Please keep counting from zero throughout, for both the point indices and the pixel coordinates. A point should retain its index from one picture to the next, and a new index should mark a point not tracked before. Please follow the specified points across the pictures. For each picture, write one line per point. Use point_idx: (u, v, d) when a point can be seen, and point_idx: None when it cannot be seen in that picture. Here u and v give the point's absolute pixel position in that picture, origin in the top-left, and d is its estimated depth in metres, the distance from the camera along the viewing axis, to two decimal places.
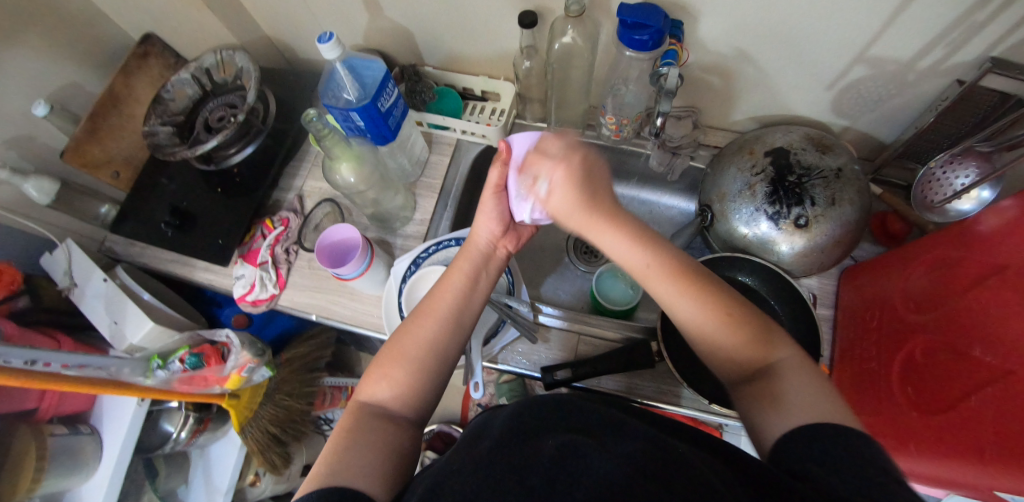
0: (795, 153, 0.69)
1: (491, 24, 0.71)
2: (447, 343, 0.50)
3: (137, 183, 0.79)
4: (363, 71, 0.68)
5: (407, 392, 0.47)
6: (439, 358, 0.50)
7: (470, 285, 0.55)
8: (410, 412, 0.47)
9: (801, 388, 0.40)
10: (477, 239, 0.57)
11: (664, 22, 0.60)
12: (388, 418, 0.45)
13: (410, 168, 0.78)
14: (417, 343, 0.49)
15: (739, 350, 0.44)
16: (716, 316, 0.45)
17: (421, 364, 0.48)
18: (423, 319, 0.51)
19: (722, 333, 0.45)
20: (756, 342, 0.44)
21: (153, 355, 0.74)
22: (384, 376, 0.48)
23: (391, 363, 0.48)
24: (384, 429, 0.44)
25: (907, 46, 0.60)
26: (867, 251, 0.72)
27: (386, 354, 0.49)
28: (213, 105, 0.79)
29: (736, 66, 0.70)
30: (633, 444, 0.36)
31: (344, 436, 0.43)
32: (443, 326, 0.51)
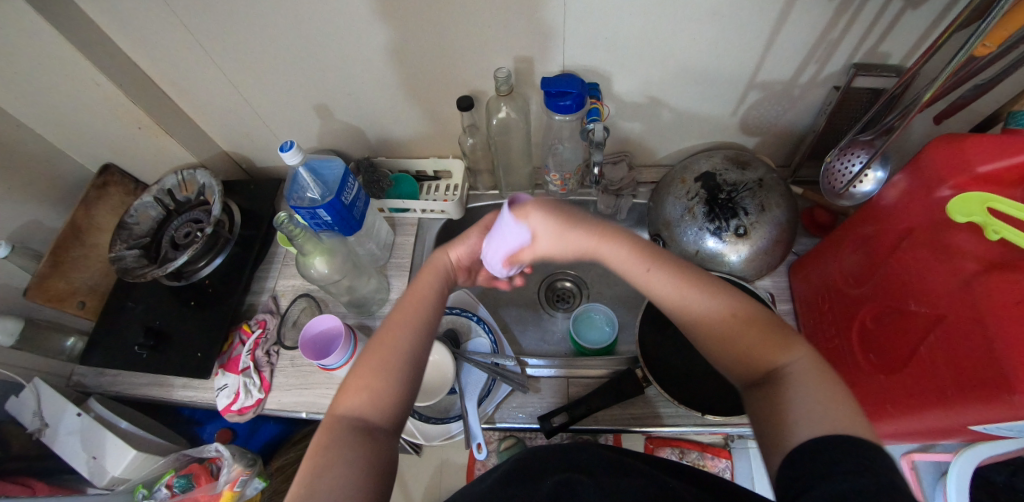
0: (720, 174, 0.78)
1: (433, 111, 0.80)
2: (420, 353, 0.50)
3: (104, 310, 0.79)
4: (323, 171, 0.74)
5: (384, 402, 0.46)
6: (414, 368, 0.49)
7: (437, 294, 0.55)
8: (385, 423, 0.46)
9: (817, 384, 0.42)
10: (443, 255, 0.58)
11: (582, 86, 0.70)
12: (366, 432, 0.45)
13: (379, 252, 0.82)
14: (392, 353, 0.49)
15: (745, 348, 0.45)
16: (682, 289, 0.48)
17: (399, 374, 0.48)
18: (394, 331, 0.51)
19: (735, 331, 0.46)
20: (766, 343, 0.45)
21: (137, 485, 0.73)
22: (362, 387, 0.47)
23: (365, 375, 0.47)
24: (360, 442, 0.44)
25: (786, 68, 0.71)
26: (806, 244, 0.79)
27: (362, 365, 0.48)
28: (178, 223, 0.82)
29: (652, 110, 0.81)
30: (623, 480, 0.41)
31: (321, 454, 0.43)
32: (415, 335, 0.50)
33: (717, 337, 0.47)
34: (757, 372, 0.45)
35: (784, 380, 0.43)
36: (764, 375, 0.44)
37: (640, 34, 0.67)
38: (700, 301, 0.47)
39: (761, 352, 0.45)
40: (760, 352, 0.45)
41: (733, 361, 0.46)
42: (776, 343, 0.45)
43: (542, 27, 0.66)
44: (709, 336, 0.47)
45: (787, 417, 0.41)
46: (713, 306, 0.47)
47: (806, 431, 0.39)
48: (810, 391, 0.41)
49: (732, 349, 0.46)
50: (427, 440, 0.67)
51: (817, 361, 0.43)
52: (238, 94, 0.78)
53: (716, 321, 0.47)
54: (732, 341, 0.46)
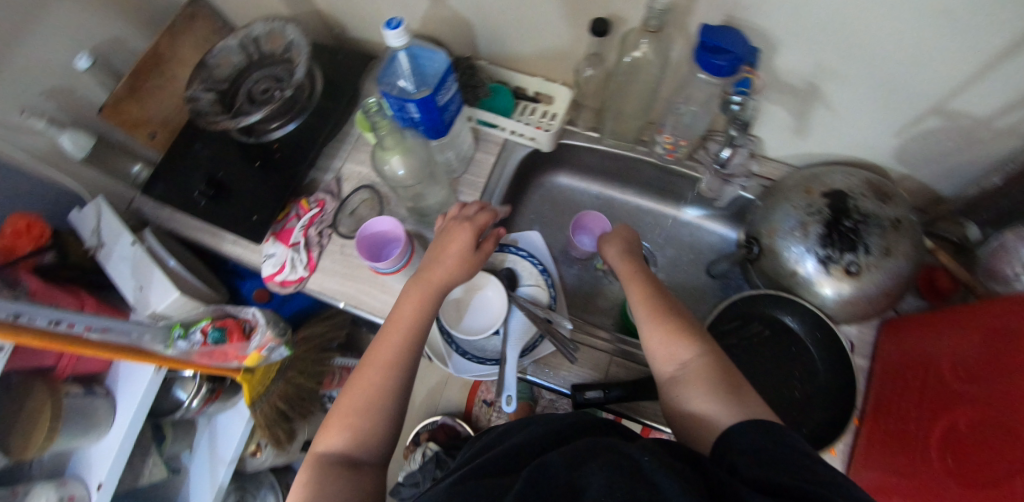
0: (854, 197, 0.68)
1: (557, 27, 0.69)
2: (395, 390, 0.51)
3: (171, 147, 0.76)
4: (423, 61, 0.65)
5: (364, 438, 0.48)
6: (391, 400, 0.50)
7: (421, 324, 0.55)
8: (372, 456, 0.48)
9: (731, 381, 0.49)
10: (426, 272, 0.57)
11: (746, 48, 0.58)
12: (351, 464, 0.47)
13: (456, 163, 0.76)
14: (364, 391, 0.50)
15: (669, 348, 0.53)
16: (657, 308, 0.57)
17: (377, 406, 0.49)
18: (369, 371, 0.52)
19: (670, 334, 0.53)
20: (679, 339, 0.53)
21: (175, 324, 0.72)
22: (341, 426, 0.49)
23: (344, 414, 0.49)
24: (346, 475, 0.46)
25: (986, 103, 0.57)
26: (910, 305, 0.71)
27: (337, 411, 0.50)
28: (257, 76, 0.76)
29: (804, 100, 0.68)
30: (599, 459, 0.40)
31: (305, 488, 0.45)
32: (386, 373, 0.51)
33: (660, 332, 0.54)
34: (670, 362, 0.52)
35: (691, 370, 0.50)
36: (679, 370, 0.51)
37: (837, 9, 0.54)
38: (660, 316, 0.56)
39: (676, 345, 0.52)
40: (686, 353, 0.52)
41: (655, 351, 0.54)
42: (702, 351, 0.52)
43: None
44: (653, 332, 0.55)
45: (722, 393, 0.47)
46: (670, 316, 0.56)
47: (718, 414, 0.46)
48: (703, 385, 0.48)
49: (668, 349, 0.53)
50: (459, 371, 0.65)
51: (707, 364, 0.50)
52: None
53: (658, 327, 0.55)
54: (672, 342, 0.53)
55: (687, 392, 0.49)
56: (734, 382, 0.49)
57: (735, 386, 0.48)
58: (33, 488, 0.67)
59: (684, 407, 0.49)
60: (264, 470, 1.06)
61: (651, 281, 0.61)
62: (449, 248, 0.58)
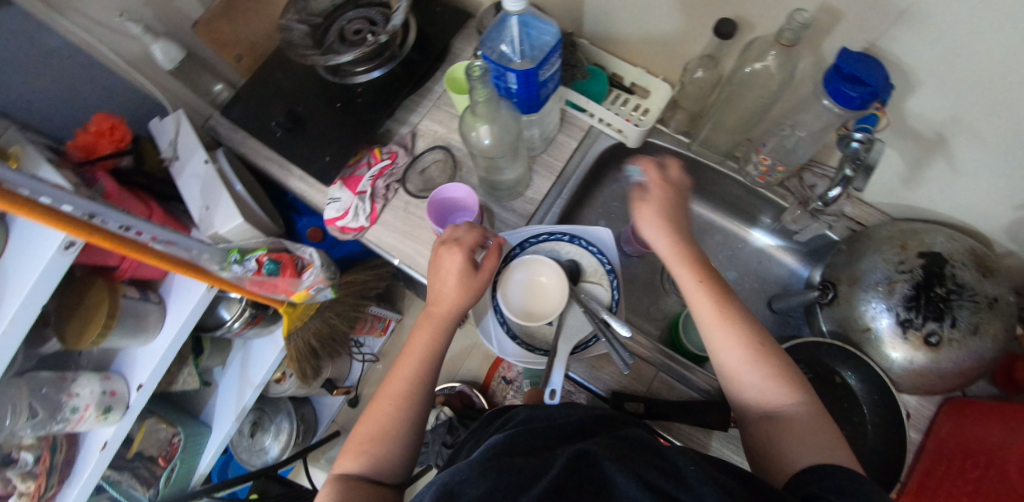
0: (953, 265, 0.63)
1: (675, 19, 0.64)
2: (409, 420, 0.51)
3: (255, 72, 0.76)
4: (532, 32, 0.61)
5: (383, 464, 0.48)
6: (409, 425, 0.50)
7: (432, 356, 0.54)
8: (392, 480, 0.48)
9: (807, 428, 0.44)
10: (433, 303, 0.55)
11: (885, 84, 0.53)
12: (371, 488, 0.47)
13: (538, 142, 0.73)
14: (379, 421, 0.50)
15: (761, 387, 0.47)
16: (721, 320, 0.50)
17: (394, 433, 0.50)
18: (383, 401, 0.52)
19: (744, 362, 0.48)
20: (776, 379, 0.47)
21: (233, 249, 0.72)
22: (359, 453, 0.49)
23: (362, 441, 0.49)
24: (371, 500, 0.46)
25: None
26: (980, 389, 0.67)
27: (353, 440, 0.50)
28: (352, 15, 0.74)
29: (924, 150, 0.63)
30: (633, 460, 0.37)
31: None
32: (401, 404, 0.51)
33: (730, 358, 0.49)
34: (767, 403, 0.47)
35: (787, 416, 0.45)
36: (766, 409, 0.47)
37: (1001, 62, 0.48)
38: (727, 338, 0.49)
39: (774, 388, 0.47)
40: (766, 389, 0.47)
41: (751, 391, 0.48)
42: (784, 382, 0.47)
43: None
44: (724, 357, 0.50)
45: (798, 445, 0.43)
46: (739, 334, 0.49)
47: (806, 459, 0.42)
48: (801, 435, 0.44)
49: (746, 381, 0.48)
50: (504, 354, 0.65)
51: (806, 407, 0.46)
52: None
53: (731, 352, 0.49)
54: (749, 372, 0.48)
55: (773, 434, 0.45)
56: (830, 429, 0.45)
57: (829, 432, 0.44)
58: (81, 374, 0.70)
59: (774, 447, 0.45)
60: (284, 398, 1.11)
61: (709, 281, 0.52)
62: (445, 286, 0.55)
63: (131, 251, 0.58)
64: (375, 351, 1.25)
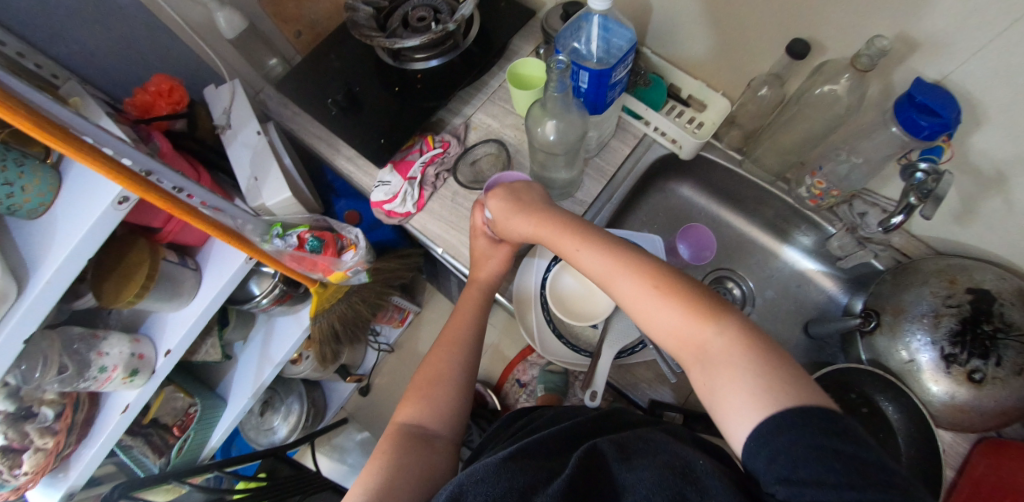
0: (1001, 303, 0.63)
1: (745, 34, 0.64)
2: (460, 370, 0.60)
3: (314, 50, 0.76)
4: (607, 36, 0.60)
5: (436, 415, 0.56)
6: (456, 386, 0.59)
7: (480, 315, 0.65)
8: (444, 432, 0.56)
9: (732, 366, 0.38)
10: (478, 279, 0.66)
11: (957, 118, 0.53)
12: (425, 437, 0.54)
13: (592, 145, 0.73)
14: (435, 371, 0.60)
15: (679, 328, 0.42)
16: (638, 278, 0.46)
17: (445, 389, 0.58)
18: (436, 358, 0.61)
19: (659, 307, 0.44)
20: (689, 315, 0.42)
21: (276, 223, 0.72)
22: (415, 402, 0.58)
23: (416, 395, 0.58)
24: (421, 446, 0.53)
25: None
26: (1019, 431, 0.66)
27: (412, 392, 0.59)
28: (417, 2, 0.75)
29: (981, 187, 0.63)
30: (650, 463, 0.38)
31: (386, 453, 0.52)
32: (455, 355, 0.61)
33: (643, 311, 0.45)
34: (689, 346, 0.42)
35: (715, 359, 0.39)
36: (697, 356, 0.41)
37: None
38: (639, 288, 0.45)
39: (694, 326, 0.41)
40: (681, 331, 0.42)
41: (670, 338, 0.43)
42: (693, 315, 0.42)
43: (977, 15, 0.48)
44: (638, 312, 0.46)
45: (739, 391, 0.37)
46: (633, 279, 0.46)
47: (739, 422, 0.36)
48: (731, 375, 0.38)
49: (658, 326, 0.44)
50: (544, 351, 0.65)
51: (733, 339, 0.39)
52: None
53: (650, 309, 0.44)
54: (659, 318, 0.44)
55: (712, 384, 0.39)
56: (773, 357, 0.38)
57: (786, 369, 0.37)
58: (112, 333, 0.70)
59: (713, 403, 0.39)
60: (298, 379, 1.10)
61: (600, 243, 0.50)
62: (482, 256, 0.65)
63: (180, 213, 0.57)
64: (392, 342, 1.24)
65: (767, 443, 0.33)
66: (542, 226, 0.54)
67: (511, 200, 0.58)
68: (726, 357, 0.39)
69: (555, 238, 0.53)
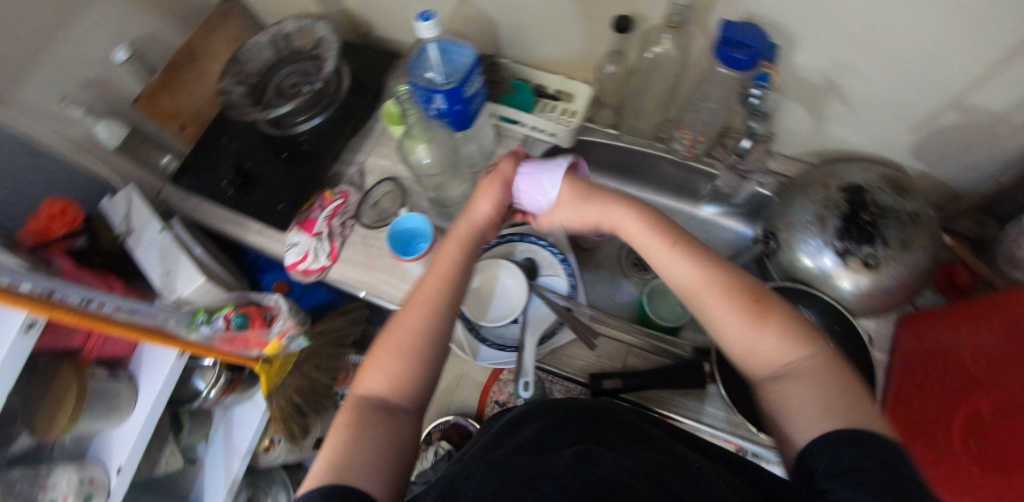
0: (871, 192, 0.68)
1: (580, 23, 0.71)
2: (435, 328, 0.51)
3: (202, 139, 0.79)
4: (449, 55, 0.66)
5: (402, 383, 0.48)
6: (429, 345, 0.50)
7: (457, 273, 0.55)
8: (408, 403, 0.48)
9: (813, 387, 0.42)
10: (461, 226, 0.57)
11: (763, 45, 0.60)
12: (388, 411, 0.46)
13: (478, 158, 0.78)
14: (407, 332, 0.50)
15: (754, 344, 0.45)
16: (726, 295, 0.47)
17: (416, 353, 0.49)
18: (409, 311, 0.52)
19: (744, 326, 0.45)
20: (779, 339, 0.44)
21: (199, 310, 0.74)
22: (380, 369, 0.49)
23: (383, 358, 0.49)
24: (384, 421, 0.46)
25: (1007, 98, 0.59)
26: (929, 300, 0.71)
27: (379, 349, 0.50)
28: (287, 71, 0.79)
29: (821, 98, 0.70)
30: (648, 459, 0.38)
31: (345, 430, 0.44)
32: (430, 314, 0.51)
33: (731, 330, 0.46)
34: (773, 368, 0.44)
35: (796, 379, 0.43)
36: (774, 371, 0.44)
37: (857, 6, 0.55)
38: (722, 303, 0.46)
39: (770, 347, 0.44)
40: (775, 349, 0.44)
41: (748, 354, 0.45)
42: (790, 341, 0.44)
43: None
44: (718, 329, 0.47)
45: (809, 405, 0.41)
46: (729, 301, 0.46)
47: (814, 429, 0.40)
48: (807, 392, 0.42)
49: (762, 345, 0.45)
50: (477, 358, 0.67)
51: (822, 365, 0.43)
52: None
53: (728, 321, 0.46)
54: (748, 336, 0.45)
55: (787, 394, 0.43)
56: (854, 385, 0.42)
57: (816, 392, 0.41)
58: (56, 465, 0.68)
59: (781, 402, 0.43)
60: (277, 467, 1.07)
61: (699, 257, 0.49)
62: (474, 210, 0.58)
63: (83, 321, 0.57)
64: None
65: (819, 455, 0.38)
66: (632, 213, 0.53)
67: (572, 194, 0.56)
68: (808, 380, 0.42)
69: (648, 236, 0.52)
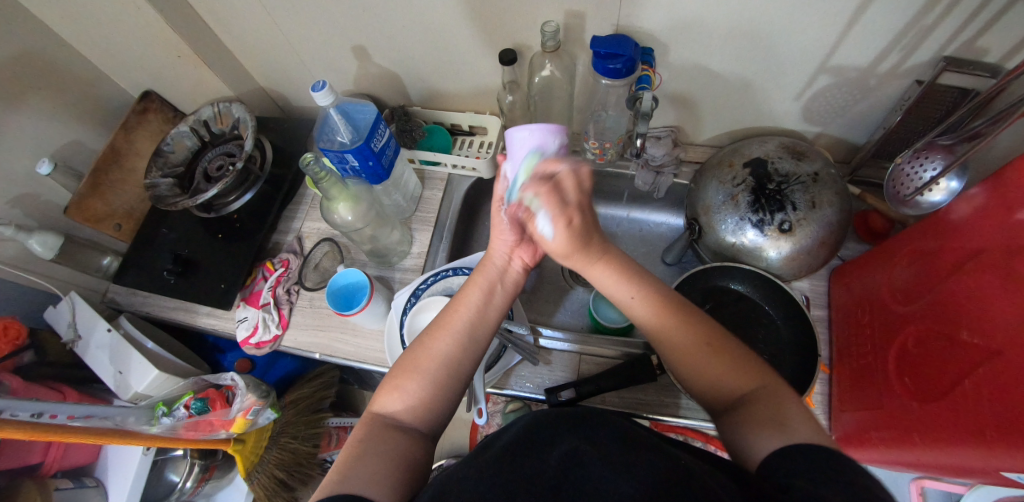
0: (772, 162, 0.71)
1: (472, 62, 0.76)
2: (459, 356, 0.51)
3: (138, 234, 0.82)
4: (355, 115, 0.72)
5: (420, 405, 0.48)
6: (454, 375, 0.50)
7: (485, 307, 0.54)
8: (421, 425, 0.48)
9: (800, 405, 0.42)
10: (493, 253, 0.57)
11: (634, 49, 0.64)
12: (399, 430, 0.46)
13: (405, 204, 0.81)
14: (431, 357, 0.50)
15: (722, 380, 0.46)
16: (681, 335, 0.48)
17: (437, 378, 0.49)
18: (438, 334, 0.52)
19: (710, 366, 0.47)
20: (731, 366, 0.46)
21: (158, 403, 0.76)
22: (397, 388, 0.49)
23: (403, 375, 0.49)
24: (395, 438, 0.45)
25: (863, 54, 0.63)
26: (853, 250, 0.75)
27: (401, 366, 0.50)
28: (212, 155, 0.83)
29: (707, 84, 0.74)
30: (641, 456, 0.37)
31: (355, 447, 0.45)
32: (457, 342, 0.51)
33: (696, 370, 0.47)
34: (728, 397, 0.45)
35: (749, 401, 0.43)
36: (731, 402, 0.45)
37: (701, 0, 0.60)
38: (683, 349, 0.48)
39: (731, 380, 0.46)
40: (729, 383, 0.46)
41: (703, 387, 0.47)
42: (749, 372, 0.46)
43: None
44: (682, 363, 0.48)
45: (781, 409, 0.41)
46: (688, 332, 0.48)
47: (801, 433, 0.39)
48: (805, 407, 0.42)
49: (712, 377, 0.46)
50: None
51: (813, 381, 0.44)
52: (274, 26, 0.75)
53: (699, 365, 0.47)
54: (708, 373, 0.47)
55: (749, 431, 0.42)
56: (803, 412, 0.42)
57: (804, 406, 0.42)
58: None
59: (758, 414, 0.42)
60: None
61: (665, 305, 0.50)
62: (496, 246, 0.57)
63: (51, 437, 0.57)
64: None
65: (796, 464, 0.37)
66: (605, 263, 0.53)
67: (570, 216, 0.48)
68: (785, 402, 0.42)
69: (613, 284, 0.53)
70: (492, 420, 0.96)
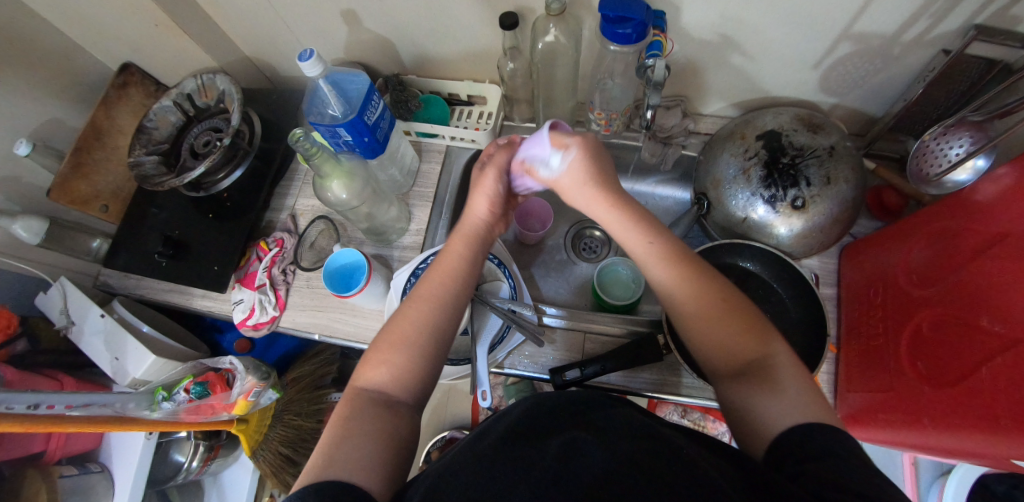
0: (787, 134, 0.68)
1: (469, 27, 0.71)
2: (437, 320, 0.49)
3: (126, 214, 0.79)
4: (347, 85, 0.68)
5: (407, 376, 0.46)
6: (437, 338, 0.48)
7: (460, 266, 0.52)
8: (409, 397, 0.46)
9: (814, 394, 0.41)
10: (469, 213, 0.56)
11: (645, 13, 0.59)
12: (387, 405, 0.44)
13: (402, 179, 0.78)
14: (413, 323, 0.48)
15: (747, 352, 0.43)
16: (709, 306, 0.45)
17: (420, 346, 0.47)
18: (418, 303, 0.49)
19: (737, 336, 0.44)
20: (760, 338, 0.44)
21: (158, 388, 0.74)
22: (383, 362, 0.46)
23: (386, 348, 0.47)
24: (382, 415, 0.43)
25: (889, 20, 0.59)
26: (865, 227, 0.72)
27: (383, 339, 0.47)
28: (198, 130, 0.79)
29: (721, 52, 0.69)
30: (651, 454, 0.35)
31: (340, 426, 0.42)
32: (437, 307, 0.49)
33: (719, 342, 0.45)
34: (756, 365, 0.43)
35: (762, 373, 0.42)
36: (746, 365, 0.43)
37: None
38: (714, 320, 0.45)
39: (762, 353, 0.43)
40: (754, 352, 0.43)
41: (724, 359, 0.45)
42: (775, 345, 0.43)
43: None
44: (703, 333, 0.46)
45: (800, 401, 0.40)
46: (717, 300, 0.46)
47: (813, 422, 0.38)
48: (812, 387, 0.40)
49: (730, 345, 0.44)
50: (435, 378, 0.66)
51: None
52: None
53: (723, 333, 0.45)
54: (736, 346, 0.44)
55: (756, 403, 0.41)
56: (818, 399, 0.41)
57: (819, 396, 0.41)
58: None
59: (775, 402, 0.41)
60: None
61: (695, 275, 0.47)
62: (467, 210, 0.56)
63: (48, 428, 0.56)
64: None
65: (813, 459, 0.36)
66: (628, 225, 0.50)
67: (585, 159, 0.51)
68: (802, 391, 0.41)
69: (642, 247, 0.49)
70: (494, 395, 0.97)
